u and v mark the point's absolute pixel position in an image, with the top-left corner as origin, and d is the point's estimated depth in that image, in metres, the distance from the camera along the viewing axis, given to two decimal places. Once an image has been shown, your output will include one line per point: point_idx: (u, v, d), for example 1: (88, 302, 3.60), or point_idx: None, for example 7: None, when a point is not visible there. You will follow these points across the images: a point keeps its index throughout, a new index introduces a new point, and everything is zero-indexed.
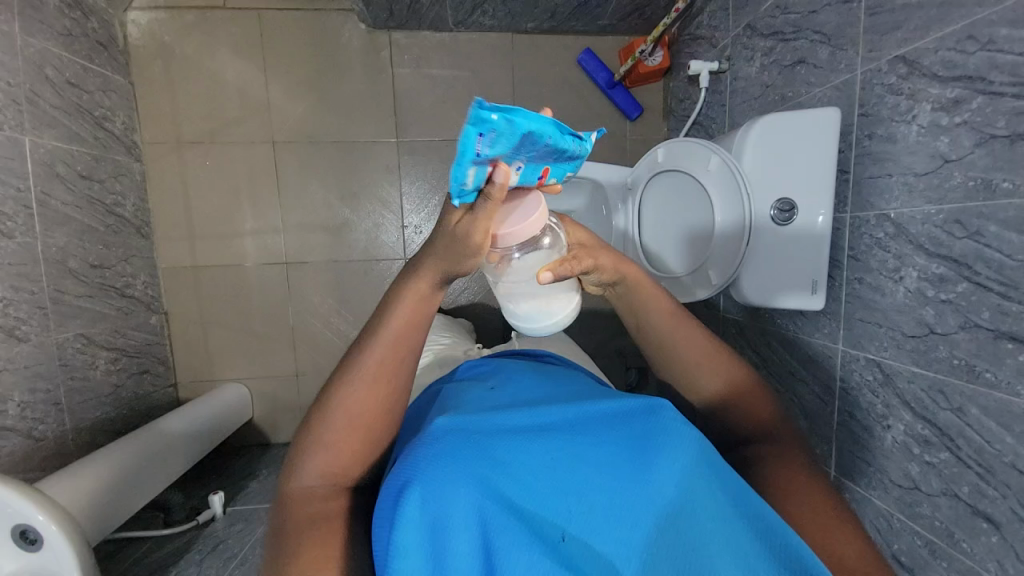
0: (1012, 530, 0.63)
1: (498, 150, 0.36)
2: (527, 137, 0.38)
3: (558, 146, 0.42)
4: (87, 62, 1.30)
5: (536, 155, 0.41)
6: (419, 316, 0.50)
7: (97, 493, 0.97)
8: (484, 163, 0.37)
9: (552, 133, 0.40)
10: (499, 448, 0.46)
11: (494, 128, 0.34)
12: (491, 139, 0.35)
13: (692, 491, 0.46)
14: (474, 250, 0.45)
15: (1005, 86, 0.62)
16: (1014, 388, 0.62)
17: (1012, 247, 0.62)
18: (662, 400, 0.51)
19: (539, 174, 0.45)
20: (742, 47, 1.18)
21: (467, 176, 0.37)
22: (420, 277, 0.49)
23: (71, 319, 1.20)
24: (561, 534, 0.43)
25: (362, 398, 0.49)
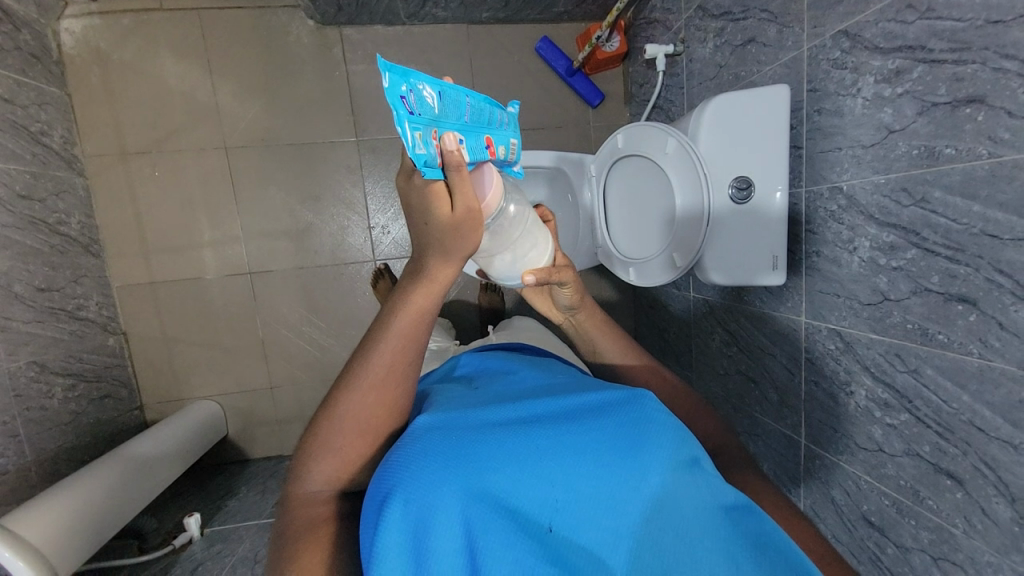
0: (974, 485, 0.66)
1: (422, 112, 0.39)
2: (438, 101, 0.41)
3: (468, 107, 0.46)
4: (20, 75, 1.22)
5: (458, 118, 0.44)
6: (424, 320, 0.49)
7: (65, 527, 0.92)
8: (421, 126, 0.38)
9: (456, 97, 0.44)
10: (485, 444, 0.44)
11: (407, 88, 0.38)
12: (410, 97, 0.38)
13: (679, 483, 0.45)
14: (472, 218, 0.43)
15: (945, 53, 0.63)
16: (967, 347, 0.64)
17: (957, 211, 0.64)
18: (645, 390, 0.50)
19: (479, 142, 0.47)
20: (695, 29, 1.18)
21: (417, 142, 0.37)
22: (429, 279, 0.47)
23: (21, 347, 1.14)
24: (547, 525, 0.41)
25: (371, 405, 0.48)
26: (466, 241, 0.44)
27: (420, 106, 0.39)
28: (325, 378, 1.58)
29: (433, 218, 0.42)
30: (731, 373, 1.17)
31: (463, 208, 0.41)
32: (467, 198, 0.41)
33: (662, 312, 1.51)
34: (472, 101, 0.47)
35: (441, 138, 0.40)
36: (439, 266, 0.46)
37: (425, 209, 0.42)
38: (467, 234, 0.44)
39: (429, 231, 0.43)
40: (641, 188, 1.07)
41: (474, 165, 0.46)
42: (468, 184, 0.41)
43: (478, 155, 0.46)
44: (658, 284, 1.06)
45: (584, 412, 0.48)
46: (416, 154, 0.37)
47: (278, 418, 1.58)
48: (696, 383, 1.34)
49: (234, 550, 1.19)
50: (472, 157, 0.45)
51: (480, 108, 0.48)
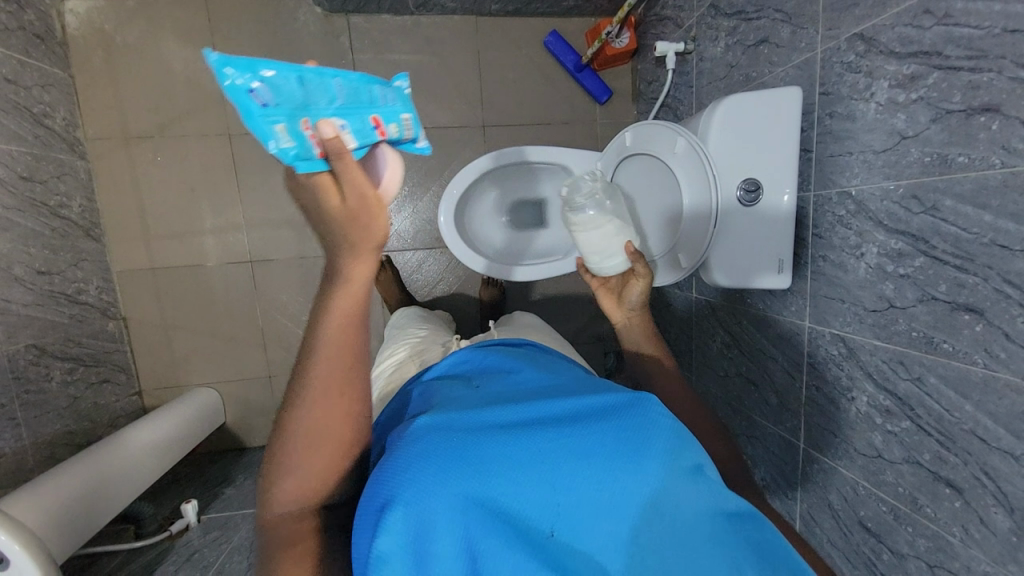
0: (973, 494, 0.66)
1: (282, 101, 0.38)
2: (299, 89, 0.40)
3: (342, 89, 0.44)
4: (24, 56, 1.21)
5: (332, 103, 0.42)
6: (353, 324, 0.47)
7: (60, 509, 0.92)
8: (282, 117, 0.37)
9: (324, 84, 0.43)
10: (486, 447, 0.43)
11: (257, 80, 0.37)
12: (262, 89, 0.37)
13: (682, 491, 0.44)
14: (373, 204, 0.39)
15: (961, 60, 0.62)
16: (971, 357, 0.64)
17: (968, 220, 0.63)
18: (649, 394, 0.50)
19: (371, 124, 0.44)
20: (707, 27, 1.17)
21: (276, 135, 0.36)
22: (344, 279, 0.44)
23: (20, 330, 1.13)
24: (547, 530, 0.41)
25: (317, 411, 0.48)
26: (365, 234, 0.40)
27: (281, 99, 0.38)
28: None
29: (330, 214, 0.39)
30: (732, 375, 1.17)
31: (356, 197, 0.38)
32: (355, 182, 0.37)
33: (664, 311, 1.51)
34: (347, 83, 0.44)
35: (314, 126, 0.38)
36: (350, 265, 0.43)
37: (318, 209, 0.39)
38: (368, 229, 0.40)
39: (325, 236, 0.40)
40: (648, 187, 1.07)
41: (366, 149, 0.43)
42: (354, 167, 0.37)
43: (371, 137, 0.43)
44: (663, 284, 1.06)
45: (586, 415, 0.47)
46: (278, 147, 0.36)
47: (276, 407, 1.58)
48: (695, 383, 1.34)
49: (230, 538, 1.19)
50: (359, 140, 0.41)
51: (362, 87, 0.46)
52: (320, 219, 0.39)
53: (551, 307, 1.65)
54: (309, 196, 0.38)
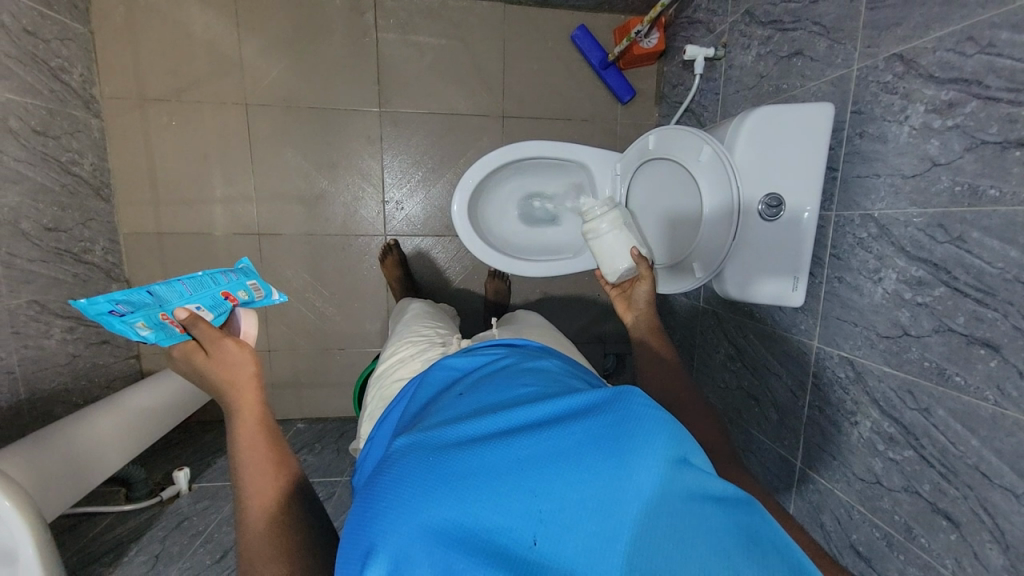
0: (971, 529, 0.65)
1: (139, 307, 0.53)
2: (158, 293, 0.56)
3: (188, 282, 0.60)
4: (44, 7, 1.19)
5: (181, 296, 0.58)
6: (256, 417, 0.55)
7: (52, 466, 0.92)
8: (144, 317, 0.53)
9: (181, 284, 0.59)
10: (464, 459, 0.42)
11: (121, 298, 0.52)
12: (125, 303, 0.53)
13: (670, 477, 0.41)
14: (227, 350, 0.54)
15: (1001, 91, 0.61)
16: (982, 393, 0.63)
17: (993, 255, 0.62)
18: (629, 386, 0.49)
19: (218, 298, 0.61)
20: (740, 34, 1.15)
21: (141, 327, 0.52)
22: (233, 392, 0.55)
23: (23, 285, 1.13)
24: (530, 540, 0.38)
25: (257, 497, 0.51)
26: (232, 363, 0.54)
27: (140, 304, 0.54)
28: (325, 347, 1.58)
29: (200, 364, 0.54)
30: (732, 388, 1.17)
31: (215, 347, 0.54)
32: (213, 342, 0.54)
33: (669, 318, 1.50)
34: (190, 278, 0.60)
35: (173, 317, 0.55)
36: (228, 371, 0.54)
37: (192, 365, 0.54)
38: (232, 364, 0.54)
39: (203, 377, 0.54)
40: (667, 193, 1.05)
41: (222, 316, 0.61)
42: (206, 330, 0.54)
43: (224, 305, 0.61)
44: (674, 291, 1.06)
45: (567, 417, 0.47)
46: (143, 336, 0.52)
47: (273, 382, 1.58)
48: None
49: (220, 507, 1.19)
50: (214, 312, 0.59)
51: (209, 275, 0.62)
52: (197, 370, 0.54)
53: (555, 304, 1.64)
54: (184, 360, 0.54)
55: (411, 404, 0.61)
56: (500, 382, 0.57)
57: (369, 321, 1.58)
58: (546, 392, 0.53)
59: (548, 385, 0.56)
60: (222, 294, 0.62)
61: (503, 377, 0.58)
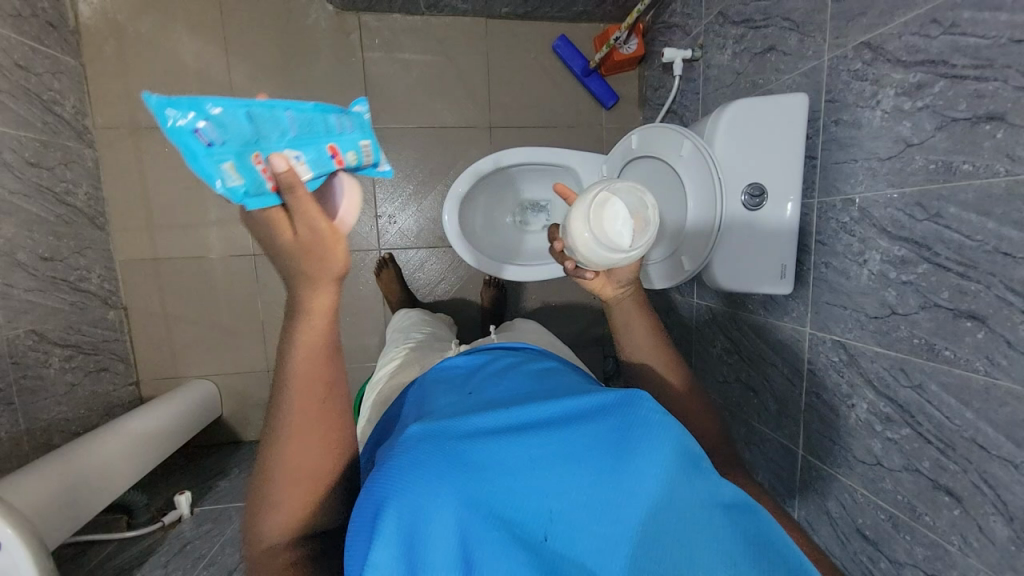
0: (973, 502, 0.65)
1: (228, 139, 0.37)
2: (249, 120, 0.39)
3: (299, 119, 0.43)
4: (36, 42, 1.22)
5: (286, 134, 0.42)
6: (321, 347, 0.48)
7: (53, 493, 0.92)
8: (231, 156, 0.37)
9: (278, 111, 0.41)
10: (478, 452, 0.43)
11: (205, 117, 0.36)
12: (210, 127, 0.36)
13: (673, 484, 0.44)
14: (319, 238, 0.41)
15: (967, 69, 0.63)
16: (973, 365, 0.64)
17: (971, 228, 0.63)
18: (640, 391, 0.49)
19: (324, 152, 0.43)
20: (714, 35, 1.18)
21: (226, 174, 0.36)
22: (307, 301, 0.45)
23: (20, 315, 1.13)
24: (540, 534, 0.41)
25: (298, 438, 0.48)
26: (325, 262, 0.42)
27: (226, 132, 0.37)
28: None
29: (276, 243, 0.41)
30: (731, 381, 1.17)
31: (303, 226, 0.40)
32: (311, 214, 0.39)
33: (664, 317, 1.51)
34: (304, 112, 0.43)
35: (266, 161, 0.39)
36: (310, 295, 0.45)
37: (271, 240, 0.41)
38: (328, 263, 0.43)
39: (280, 261, 0.42)
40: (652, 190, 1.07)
41: (324, 179, 0.43)
42: (303, 202, 0.39)
43: (329, 164, 0.43)
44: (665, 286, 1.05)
45: (577, 416, 0.48)
46: (226, 185, 0.36)
47: None
48: None
49: (223, 530, 1.18)
50: (315, 170, 0.42)
51: (322, 110, 0.44)
52: (274, 248, 0.41)
53: (551, 308, 1.64)
54: (262, 228, 0.40)
55: (415, 395, 0.61)
56: (509, 382, 0.58)
57: (367, 336, 1.58)
58: (556, 390, 0.55)
59: (557, 384, 0.57)
60: (328, 150, 0.43)
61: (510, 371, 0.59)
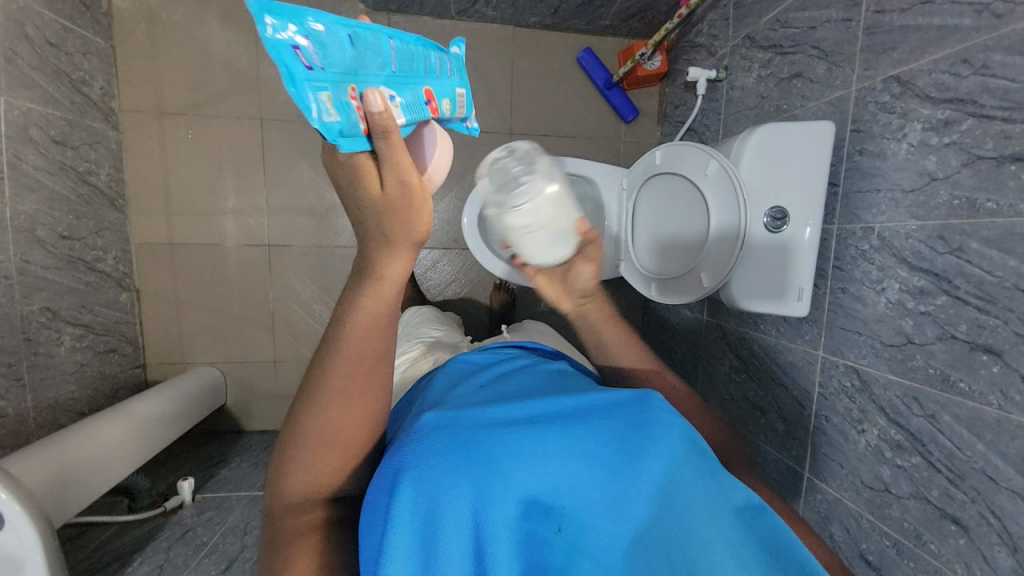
0: (979, 533, 0.66)
1: (330, 66, 0.34)
2: (350, 44, 0.37)
3: (398, 54, 0.41)
4: (68, 22, 1.23)
5: (385, 69, 0.40)
6: (384, 316, 0.45)
7: (56, 476, 0.91)
8: (329, 87, 0.34)
9: (376, 43, 0.39)
10: (492, 446, 0.43)
11: (306, 29, 0.33)
12: (313, 46, 0.33)
13: (687, 483, 0.45)
14: (410, 196, 0.38)
15: (995, 110, 0.65)
16: (987, 398, 0.65)
17: (991, 264, 0.65)
18: (653, 391, 0.50)
19: (419, 96, 0.42)
20: (741, 57, 1.20)
21: (325, 107, 0.33)
22: (380, 264, 0.42)
23: (36, 291, 1.14)
24: (553, 530, 0.41)
25: (336, 408, 0.45)
26: (409, 226, 0.40)
27: (327, 56, 0.34)
28: None
29: (364, 195, 0.38)
30: (738, 399, 1.18)
31: (395, 179, 0.37)
32: (403, 166, 0.37)
33: (672, 331, 1.52)
34: (400, 46, 0.42)
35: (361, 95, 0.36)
36: (385, 261, 0.42)
37: (358, 190, 0.38)
38: (412, 225, 0.40)
39: (360, 213, 0.39)
40: (673, 206, 1.08)
41: (415, 125, 0.42)
42: (397, 152, 0.36)
43: (420, 111, 0.42)
44: (678, 302, 1.06)
45: (591, 413, 0.48)
46: (326, 120, 0.33)
47: (277, 392, 1.58)
48: None
49: (224, 518, 1.18)
50: (408, 115, 0.40)
51: (417, 52, 0.44)
52: (358, 199, 0.38)
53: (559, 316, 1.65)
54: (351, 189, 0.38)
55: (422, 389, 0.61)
56: (519, 377, 0.58)
57: None
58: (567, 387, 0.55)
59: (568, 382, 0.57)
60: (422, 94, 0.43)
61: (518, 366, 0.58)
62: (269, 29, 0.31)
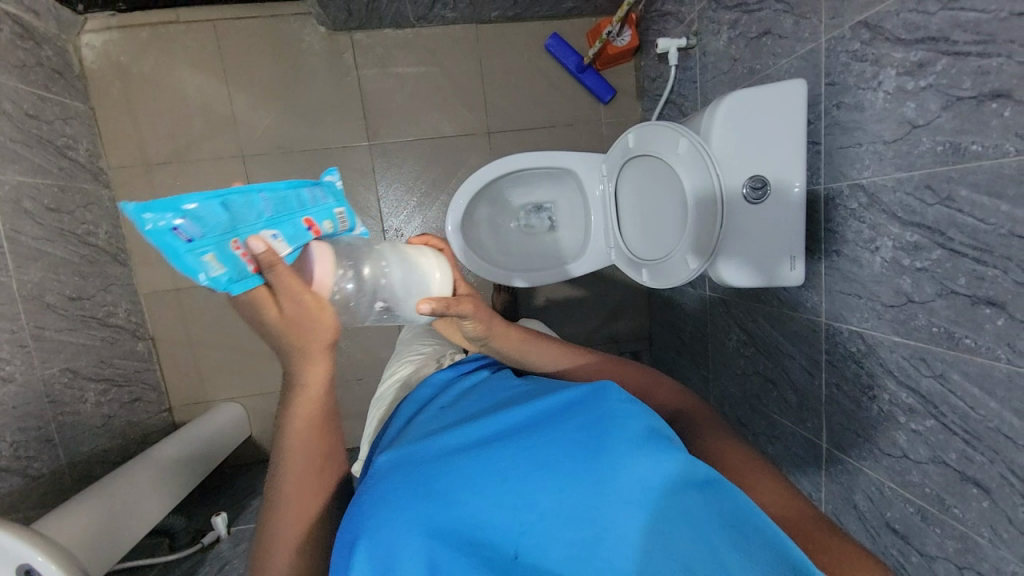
0: (1002, 494, 0.63)
1: (211, 231, 0.39)
2: (228, 207, 0.41)
3: (278, 197, 0.45)
4: (44, 91, 1.26)
5: (268, 212, 0.44)
6: (318, 417, 0.51)
7: (93, 528, 0.95)
8: (214, 248, 0.39)
9: (250, 196, 0.43)
10: (445, 475, 0.45)
11: (180, 213, 0.37)
12: (190, 223, 0.38)
13: (643, 470, 0.45)
14: (310, 309, 0.44)
15: (969, 45, 0.60)
16: (994, 353, 0.61)
17: (984, 211, 0.61)
18: (607, 383, 0.52)
19: (298, 227, 0.46)
20: (708, 21, 1.15)
21: (209, 266, 0.38)
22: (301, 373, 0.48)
23: (53, 355, 1.19)
24: (513, 551, 0.42)
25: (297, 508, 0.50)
26: (315, 332, 0.45)
27: (204, 225, 0.39)
28: (344, 379, 1.60)
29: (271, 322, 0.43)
30: (749, 374, 1.15)
31: (290, 300, 0.42)
32: (295, 289, 0.42)
33: (678, 310, 1.49)
34: (280, 191, 0.46)
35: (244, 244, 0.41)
36: (304, 368, 0.47)
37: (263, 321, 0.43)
38: (319, 329, 0.45)
39: (276, 338, 0.44)
40: (653, 188, 1.05)
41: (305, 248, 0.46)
42: (289, 280, 0.42)
43: (303, 236, 0.46)
44: (670, 286, 1.03)
45: (544, 422, 0.50)
46: (212, 277, 0.38)
47: None
48: (712, 382, 1.32)
49: None
50: (290, 245, 0.44)
51: (290, 189, 0.47)
52: (274, 329, 0.44)
53: (563, 309, 1.64)
54: (249, 305, 0.42)
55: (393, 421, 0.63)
56: (482, 395, 0.60)
57: (384, 350, 1.61)
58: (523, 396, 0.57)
59: (527, 390, 0.59)
60: (303, 223, 0.47)
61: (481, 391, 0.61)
62: (149, 219, 0.36)
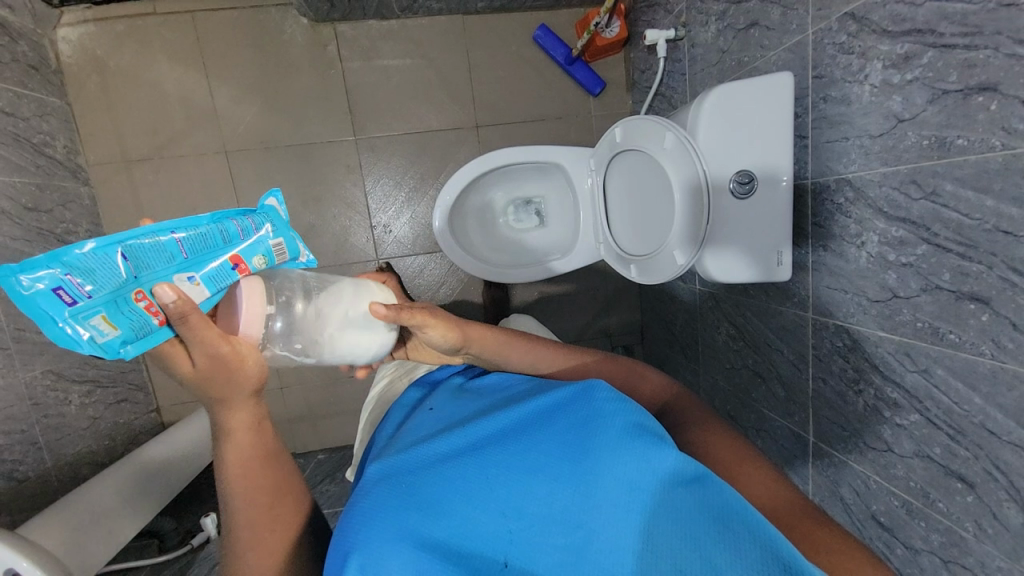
0: (986, 489, 0.63)
1: (101, 291, 0.39)
2: (134, 257, 0.41)
3: (187, 242, 0.44)
4: (19, 87, 1.23)
5: (175, 260, 0.44)
6: (258, 459, 0.49)
7: (77, 532, 0.94)
8: (103, 309, 0.39)
9: (161, 239, 0.43)
10: (434, 485, 0.44)
11: (72, 273, 0.37)
12: (82, 283, 0.38)
13: (633, 471, 0.45)
14: (227, 362, 0.43)
15: (956, 37, 0.59)
16: (979, 348, 0.61)
17: (969, 206, 0.60)
18: (594, 382, 0.52)
19: (222, 265, 0.47)
20: (696, 12, 1.14)
21: (98, 332, 0.39)
22: (227, 419, 0.47)
23: (36, 357, 1.16)
24: (502, 561, 0.41)
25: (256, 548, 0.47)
26: (238, 380, 0.45)
27: (99, 282, 0.39)
28: (333, 377, 1.59)
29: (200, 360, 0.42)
30: (738, 368, 1.15)
31: (202, 349, 0.42)
32: (211, 340, 0.42)
33: (668, 305, 1.48)
34: (189, 234, 0.45)
35: (147, 296, 0.42)
36: (228, 416, 0.47)
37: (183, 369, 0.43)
38: (241, 379, 0.45)
39: (203, 386, 0.44)
40: (641, 182, 1.04)
41: (224, 293, 0.47)
42: (201, 334, 0.41)
43: (231, 274, 0.47)
44: (658, 282, 1.02)
45: (533, 423, 0.49)
46: (104, 342, 0.39)
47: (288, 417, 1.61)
48: (702, 376, 1.33)
49: None
50: (211, 287, 0.46)
51: (213, 222, 0.47)
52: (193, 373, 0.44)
53: (554, 304, 1.63)
54: (162, 359, 0.43)
55: (382, 428, 0.62)
56: (470, 400, 0.60)
57: None
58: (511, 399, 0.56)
59: (515, 392, 0.59)
60: (229, 261, 0.47)
61: (471, 397, 0.60)
62: (25, 286, 0.35)
